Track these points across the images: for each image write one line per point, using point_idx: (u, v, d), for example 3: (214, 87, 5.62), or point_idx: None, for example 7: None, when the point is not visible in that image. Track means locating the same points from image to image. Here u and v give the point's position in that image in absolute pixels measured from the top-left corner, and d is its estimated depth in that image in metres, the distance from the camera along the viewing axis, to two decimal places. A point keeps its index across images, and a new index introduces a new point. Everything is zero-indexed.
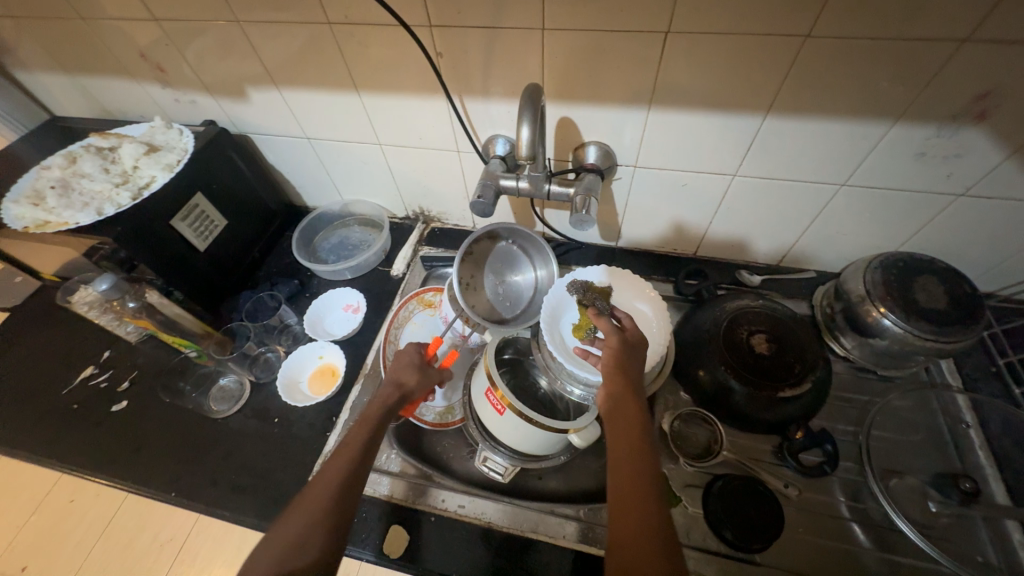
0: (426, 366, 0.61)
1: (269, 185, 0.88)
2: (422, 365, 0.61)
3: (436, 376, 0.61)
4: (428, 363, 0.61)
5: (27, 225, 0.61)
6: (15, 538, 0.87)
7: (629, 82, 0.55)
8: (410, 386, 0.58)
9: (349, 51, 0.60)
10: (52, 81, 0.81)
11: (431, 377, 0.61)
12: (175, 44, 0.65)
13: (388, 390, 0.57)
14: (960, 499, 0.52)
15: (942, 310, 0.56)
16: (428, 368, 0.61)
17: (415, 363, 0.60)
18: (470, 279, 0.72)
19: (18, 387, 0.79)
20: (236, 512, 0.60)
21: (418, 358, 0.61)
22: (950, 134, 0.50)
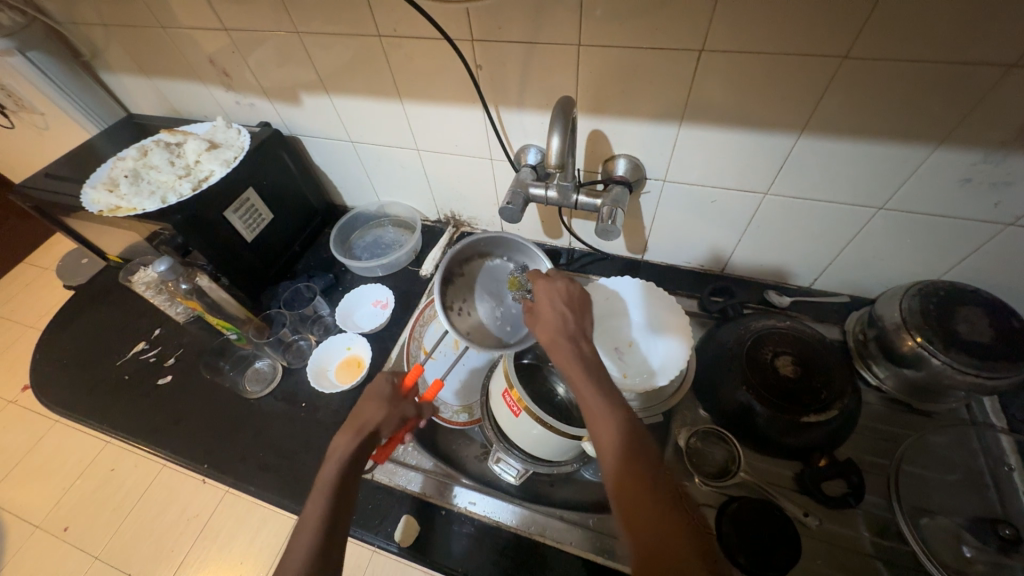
0: (399, 400, 0.55)
1: (313, 184, 0.93)
2: (394, 398, 0.55)
3: (412, 408, 0.56)
4: (403, 396, 0.56)
5: (101, 209, 0.67)
6: (62, 498, 0.95)
7: (661, 98, 0.56)
8: (375, 425, 0.52)
9: (395, 62, 0.64)
10: (131, 81, 0.89)
11: (407, 412, 0.56)
12: (240, 52, 0.71)
13: (349, 436, 0.50)
14: (999, 546, 0.49)
15: (985, 343, 0.54)
16: (401, 401, 0.55)
17: (386, 398, 0.54)
18: (463, 305, 0.66)
19: (79, 356, 0.86)
20: (261, 488, 0.63)
21: (389, 392, 0.55)
22: (998, 161, 0.49)
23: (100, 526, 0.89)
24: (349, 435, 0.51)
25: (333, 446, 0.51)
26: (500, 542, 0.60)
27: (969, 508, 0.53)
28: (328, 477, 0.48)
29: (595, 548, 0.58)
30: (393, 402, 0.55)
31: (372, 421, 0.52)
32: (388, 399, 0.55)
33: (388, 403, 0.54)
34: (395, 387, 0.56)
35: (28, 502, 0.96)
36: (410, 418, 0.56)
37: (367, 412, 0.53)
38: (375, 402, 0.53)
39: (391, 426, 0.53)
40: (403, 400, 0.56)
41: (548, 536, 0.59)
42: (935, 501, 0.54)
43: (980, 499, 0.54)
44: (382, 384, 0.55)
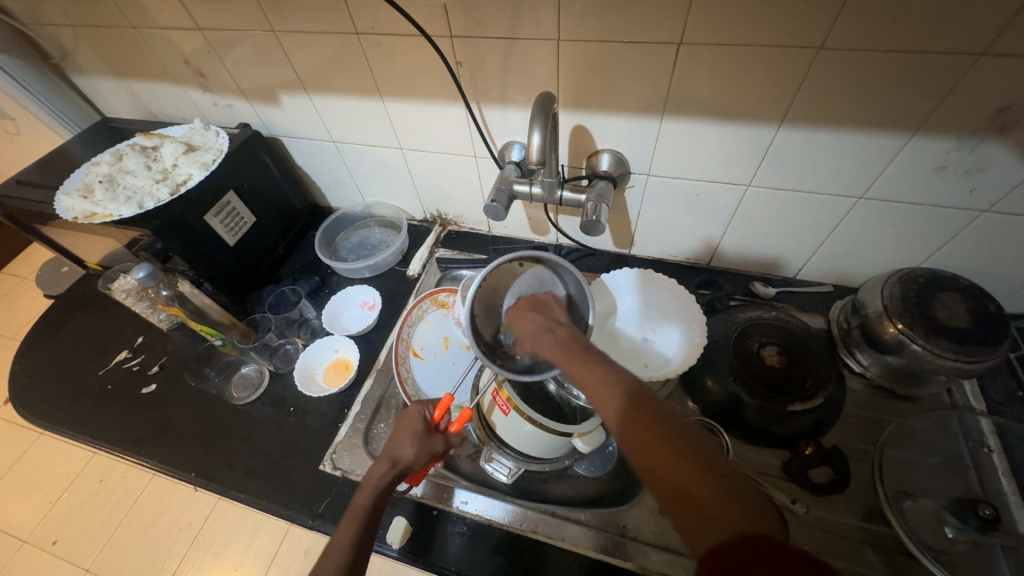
0: (428, 435, 0.53)
1: (296, 185, 0.92)
2: (426, 434, 0.54)
3: (441, 443, 0.53)
4: (433, 429, 0.55)
5: (76, 216, 0.66)
6: (47, 512, 0.93)
7: (642, 92, 0.56)
8: (407, 462, 0.51)
9: (374, 60, 0.63)
10: (104, 84, 0.87)
11: (437, 447, 0.53)
12: (215, 52, 0.70)
13: (383, 467, 0.51)
14: (978, 526, 0.51)
15: (963, 328, 0.55)
16: (431, 437, 0.53)
17: (416, 434, 0.53)
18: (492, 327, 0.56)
19: (59, 367, 0.84)
20: (250, 494, 0.62)
21: (421, 428, 0.54)
22: (972, 148, 0.49)
23: (90, 538, 0.88)
24: (385, 464, 0.52)
25: (367, 474, 0.51)
26: (493, 539, 0.60)
27: (949, 489, 0.55)
28: (360, 502, 0.49)
29: (592, 544, 0.58)
30: (424, 437, 0.53)
31: (402, 456, 0.52)
32: (420, 435, 0.53)
33: (418, 440, 0.53)
34: (428, 421, 0.55)
35: (14, 517, 0.94)
36: (440, 453, 0.53)
37: (399, 447, 0.52)
38: (405, 437, 0.53)
39: (422, 464, 0.52)
40: (435, 434, 0.54)
41: (544, 532, 0.59)
42: (918, 485, 0.55)
43: (960, 482, 0.55)
44: (415, 418, 0.55)
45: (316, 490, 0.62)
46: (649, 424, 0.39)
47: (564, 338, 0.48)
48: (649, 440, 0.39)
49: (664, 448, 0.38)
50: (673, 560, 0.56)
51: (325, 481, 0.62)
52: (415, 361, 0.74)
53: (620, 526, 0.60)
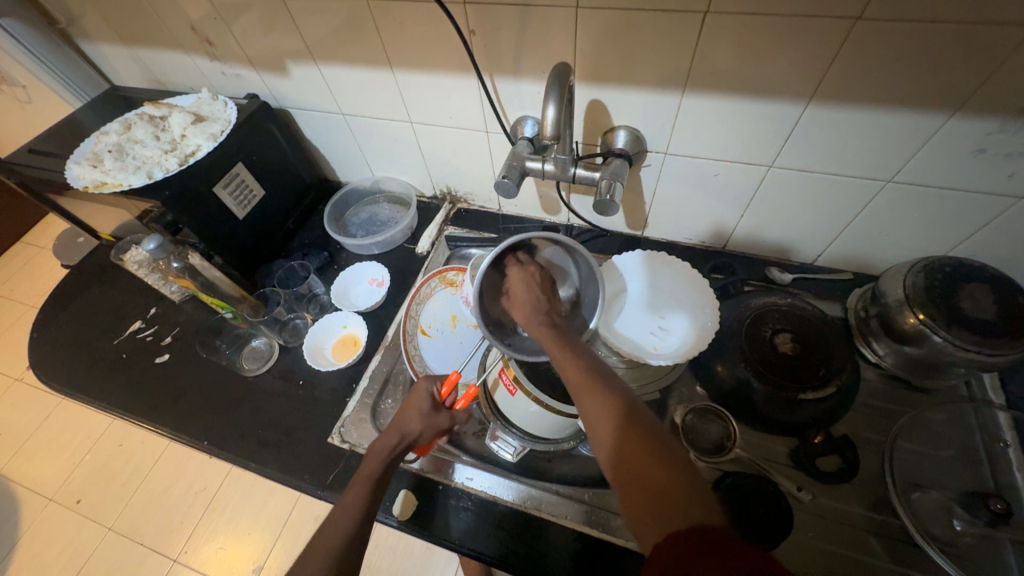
0: (435, 413, 0.55)
1: (305, 159, 0.91)
2: (432, 411, 0.55)
3: (447, 421, 0.54)
4: (440, 405, 0.55)
5: (87, 185, 0.66)
6: (71, 473, 0.99)
7: (664, 64, 0.53)
8: (414, 437, 0.53)
9: (383, 28, 0.61)
10: (112, 51, 0.86)
11: (443, 424, 0.55)
12: (223, 18, 0.68)
13: (392, 439, 0.52)
14: (988, 520, 0.50)
15: (989, 320, 0.53)
16: (438, 414, 0.55)
17: (423, 411, 0.54)
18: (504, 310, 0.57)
19: (75, 335, 0.86)
20: (260, 464, 0.64)
21: (427, 406, 0.55)
22: (1014, 129, 0.46)
23: (111, 499, 0.94)
24: (393, 436, 0.52)
25: (375, 443, 0.52)
26: (496, 514, 0.61)
27: (959, 482, 0.54)
28: (368, 468, 0.51)
29: (592, 522, 0.59)
30: (431, 414, 0.54)
31: (410, 430, 0.53)
32: (426, 412, 0.55)
33: (425, 417, 0.54)
34: (435, 398, 0.56)
35: (40, 477, 1.00)
36: (445, 430, 0.55)
37: (407, 420, 0.53)
38: (413, 413, 0.54)
39: (428, 440, 0.53)
40: (440, 411, 0.55)
41: (545, 511, 0.60)
42: (928, 476, 0.54)
43: (972, 475, 0.54)
44: (421, 394, 0.55)
45: (324, 461, 0.63)
46: (629, 424, 0.39)
47: (558, 325, 0.51)
48: (624, 439, 0.38)
49: (635, 446, 0.37)
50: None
51: (333, 453, 0.63)
52: (423, 338, 0.74)
53: None
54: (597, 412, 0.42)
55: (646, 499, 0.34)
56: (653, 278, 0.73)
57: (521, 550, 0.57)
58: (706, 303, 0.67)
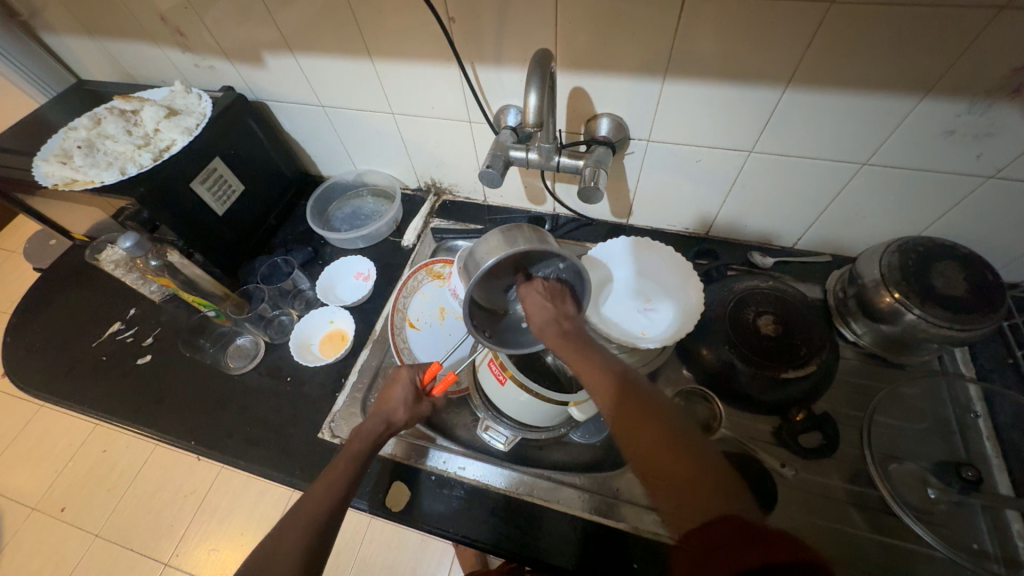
0: (418, 401, 0.57)
1: (285, 153, 0.89)
2: (415, 399, 0.57)
3: (429, 408, 0.57)
4: (421, 394, 0.58)
5: (56, 183, 0.63)
6: (53, 481, 0.97)
7: (645, 51, 0.53)
8: (399, 424, 0.55)
9: (362, 17, 0.59)
10: (77, 43, 0.82)
11: (423, 412, 0.58)
12: (194, 9, 0.66)
13: (379, 426, 0.54)
14: (961, 487, 0.52)
15: (959, 297, 0.55)
16: (420, 402, 0.57)
17: (406, 400, 0.57)
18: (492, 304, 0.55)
19: (51, 338, 0.84)
20: (249, 461, 0.63)
21: (410, 395, 0.57)
22: (982, 111, 0.48)
23: (98, 506, 0.92)
24: (380, 423, 0.54)
25: (360, 428, 0.53)
26: (489, 502, 0.61)
27: (934, 453, 0.56)
28: (354, 449, 0.51)
29: (586, 506, 0.59)
30: (413, 402, 0.57)
31: (395, 418, 0.55)
32: (409, 401, 0.57)
33: (408, 405, 0.56)
34: (416, 386, 0.59)
35: (22, 486, 0.98)
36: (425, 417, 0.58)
37: (391, 408, 0.55)
38: (398, 401, 0.56)
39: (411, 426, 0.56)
40: (422, 400, 0.58)
41: (539, 496, 0.60)
42: (905, 449, 0.57)
43: (945, 445, 0.57)
44: (404, 383, 0.58)
45: (315, 457, 0.63)
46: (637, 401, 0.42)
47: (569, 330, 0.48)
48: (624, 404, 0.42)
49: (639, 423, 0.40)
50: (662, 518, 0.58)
51: (324, 448, 0.63)
52: (411, 332, 0.74)
53: (613, 489, 0.61)
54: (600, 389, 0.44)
55: (672, 485, 0.38)
56: (639, 263, 0.73)
57: (515, 535, 0.58)
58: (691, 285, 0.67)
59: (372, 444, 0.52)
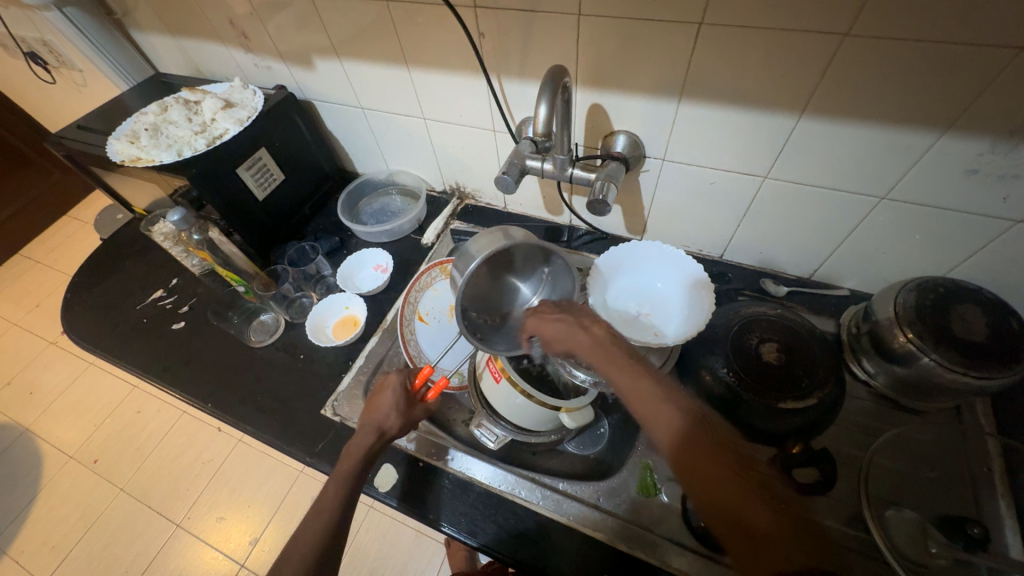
0: (410, 406, 0.56)
1: (325, 149, 0.96)
2: (407, 405, 0.56)
3: (423, 413, 0.57)
4: (414, 399, 0.57)
5: (123, 159, 0.72)
6: (92, 433, 1.06)
7: (661, 73, 0.55)
8: (393, 432, 0.54)
9: (403, 30, 0.65)
10: (159, 41, 0.93)
11: (417, 416, 0.57)
12: (259, 16, 0.73)
13: (370, 436, 0.53)
14: (965, 544, 0.49)
15: (978, 343, 0.52)
16: (412, 406, 0.57)
17: (398, 406, 0.56)
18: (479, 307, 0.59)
19: (103, 299, 0.93)
20: (256, 428, 0.68)
21: (402, 400, 0.56)
22: (1006, 151, 0.46)
23: (127, 461, 1.00)
24: (371, 433, 0.54)
25: (352, 447, 0.53)
26: (472, 496, 0.62)
27: (941, 504, 0.53)
28: (346, 467, 0.52)
29: (563, 512, 0.59)
30: (405, 407, 0.56)
31: (387, 426, 0.54)
32: (401, 407, 0.56)
33: (400, 411, 0.55)
34: (408, 390, 0.58)
35: (65, 434, 1.08)
36: (421, 420, 0.57)
37: (381, 417, 0.54)
38: (388, 410, 0.55)
39: (406, 433, 0.55)
40: (414, 403, 0.57)
41: (551, 509, 0.60)
42: (906, 496, 0.54)
43: (955, 498, 0.53)
44: (395, 389, 0.57)
45: (315, 430, 0.66)
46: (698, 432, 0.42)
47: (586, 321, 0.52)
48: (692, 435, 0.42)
49: (716, 464, 0.40)
50: (698, 563, 0.54)
51: (324, 424, 0.67)
52: (420, 324, 0.77)
53: (594, 496, 0.61)
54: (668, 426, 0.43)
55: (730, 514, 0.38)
56: (655, 272, 0.74)
57: (519, 547, 0.58)
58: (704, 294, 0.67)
59: (363, 458, 0.52)
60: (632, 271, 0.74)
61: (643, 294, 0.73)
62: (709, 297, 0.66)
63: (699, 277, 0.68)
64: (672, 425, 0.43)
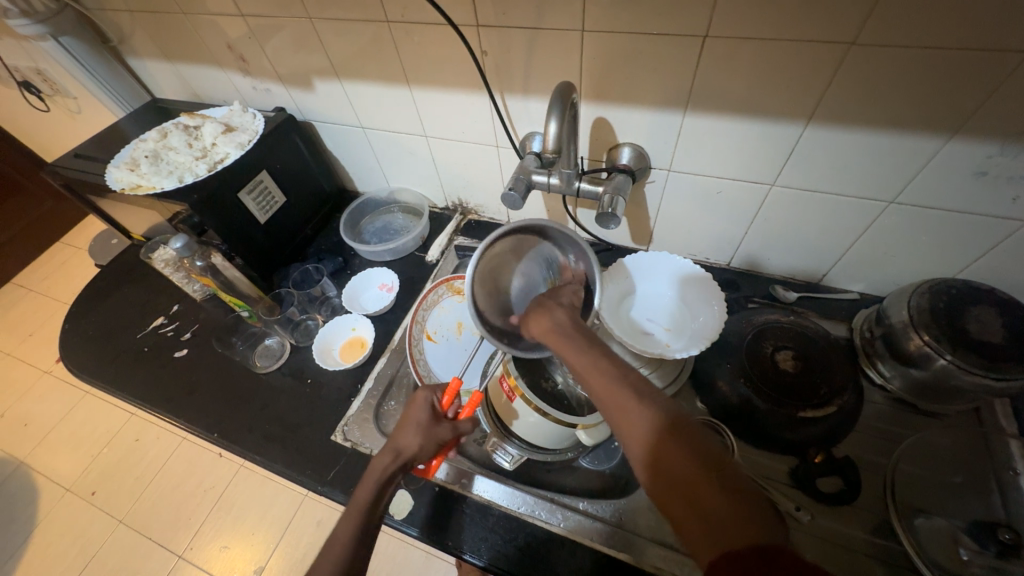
0: (434, 424, 0.54)
1: (326, 169, 0.96)
2: (431, 422, 0.54)
3: (450, 432, 0.54)
4: (439, 417, 0.55)
5: (124, 187, 0.71)
6: (89, 464, 1.04)
7: (665, 86, 0.55)
8: (412, 452, 0.52)
9: (403, 49, 0.64)
10: (156, 67, 0.93)
11: (443, 436, 0.54)
12: (257, 39, 0.73)
13: (387, 458, 0.51)
14: (998, 551, 0.47)
15: (995, 344, 0.52)
16: (438, 425, 0.54)
17: (423, 424, 0.54)
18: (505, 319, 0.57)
19: (102, 328, 0.91)
20: (264, 457, 0.66)
21: (427, 418, 0.54)
22: (1014, 153, 0.47)
23: (126, 493, 0.97)
24: (388, 455, 0.52)
25: (371, 467, 0.51)
26: (491, 520, 0.61)
27: (969, 509, 0.51)
28: (361, 497, 0.49)
29: (586, 533, 0.58)
30: (430, 425, 0.54)
31: (406, 445, 0.52)
32: (425, 424, 0.54)
33: (424, 430, 0.53)
34: (435, 408, 0.56)
35: (61, 467, 1.05)
36: (447, 441, 0.54)
37: (404, 438, 0.52)
38: (411, 428, 0.53)
39: (427, 455, 0.53)
40: (440, 421, 0.55)
41: (572, 530, 0.58)
42: (933, 502, 0.53)
43: (982, 503, 0.52)
44: (421, 405, 0.55)
45: (326, 457, 0.65)
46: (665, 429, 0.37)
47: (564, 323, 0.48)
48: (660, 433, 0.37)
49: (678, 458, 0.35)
50: None
51: (334, 450, 0.65)
52: (429, 344, 0.75)
53: (615, 515, 0.60)
54: (631, 420, 0.39)
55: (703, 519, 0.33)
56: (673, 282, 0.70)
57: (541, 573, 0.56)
58: (715, 313, 0.62)
59: (378, 480, 0.50)
60: (647, 277, 0.71)
61: (653, 300, 0.70)
62: (721, 304, 0.63)
63: (715, 294, 0.64)
64: (635, 415, 0.39)
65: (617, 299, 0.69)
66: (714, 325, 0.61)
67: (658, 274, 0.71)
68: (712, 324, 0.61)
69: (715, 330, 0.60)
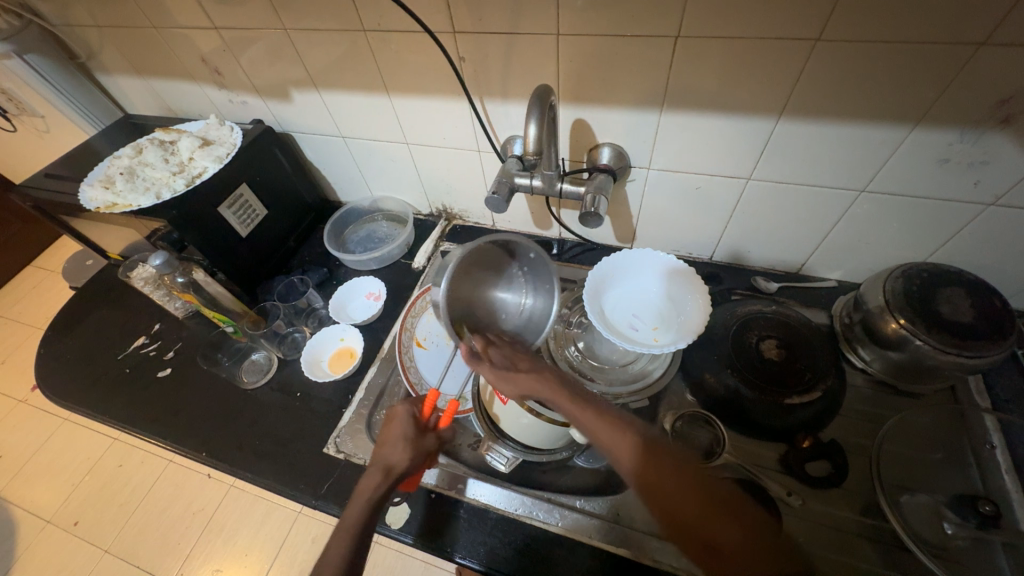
0: (420, 437, 0.54)
1: (307, 180, 0.95)
2: (417, 435, 0.54)
3: (434, 441, 0.54)
4: (423, 429, 0.55)
5: (99, 206, 0.69)
6: (70, 494, 1.00)
7: (641, 86, 0.57)
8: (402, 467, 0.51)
9: (381, 57, 0.65)
10: (127, 82, 0.91)
11: (429, 446, 0.54)
12: (232, 52, 0.73)
13: (377, 477, 0.50)
14: (979, 522, 0.50)
15: (967, 323, 0.54)
16: (422, 436, 0.54)
17: (409, 438, 0.53)
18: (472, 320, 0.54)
19: (80, 352, 0.88)
20: (256, 474, 0.65)
21: (412, 431, 0.54)
22: (973, 140, 0.49)
23: (110, 521, 0.94)
24: (378, 473, 0.51)
25: (360, 488, 0.50)
26: (490, 522, 0.61)
27: (950, 485, 0.54)
28: (353, 520, 0.48)
29: (586, 530, 0.58)
30: (415, 437, 0.54)
31: (394, 459, 0.51)
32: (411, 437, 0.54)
33: (410, 442, 0.53)
34: (418, 420, 0.56)
35: (42, 498, 1.01)
36: (433, 451, 0.55)
37: (390, 453, 0.52)
38: (397, 442, 0.52)
39: (417, 467, 0.52)
40: (425, 435, 0.55)
41: (569, 528, 0.58)
42: (918, 480, 0.54)
43: (962, 478, 0.55)
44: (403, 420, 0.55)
45: (319, 471, 0.64)
46: (657, 458, 0.40)
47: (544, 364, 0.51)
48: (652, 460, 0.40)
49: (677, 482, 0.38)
50: None
51: (327, 464, 0.65)
52: (418, 350, 0.75)
53: (614, 512, 0.59)
54: (624, 454, 0.41)
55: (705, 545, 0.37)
56: (657, 278, 0.71)
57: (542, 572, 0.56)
58: (698, 308, 0.64)
59: (371, 498, 0.49)
60: (632, 275, 0.72)
61: (640, 297, 0.71)
62: (705, 298, 0.64)
63: (697, 286, 0.66)
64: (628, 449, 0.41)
65: (604, 297, 0.69)
66: (698, 319, 0.63)
67: (644, 271, 0.72)
68: (698, 317, 0.63)
69: (702, 323, 0.61)
